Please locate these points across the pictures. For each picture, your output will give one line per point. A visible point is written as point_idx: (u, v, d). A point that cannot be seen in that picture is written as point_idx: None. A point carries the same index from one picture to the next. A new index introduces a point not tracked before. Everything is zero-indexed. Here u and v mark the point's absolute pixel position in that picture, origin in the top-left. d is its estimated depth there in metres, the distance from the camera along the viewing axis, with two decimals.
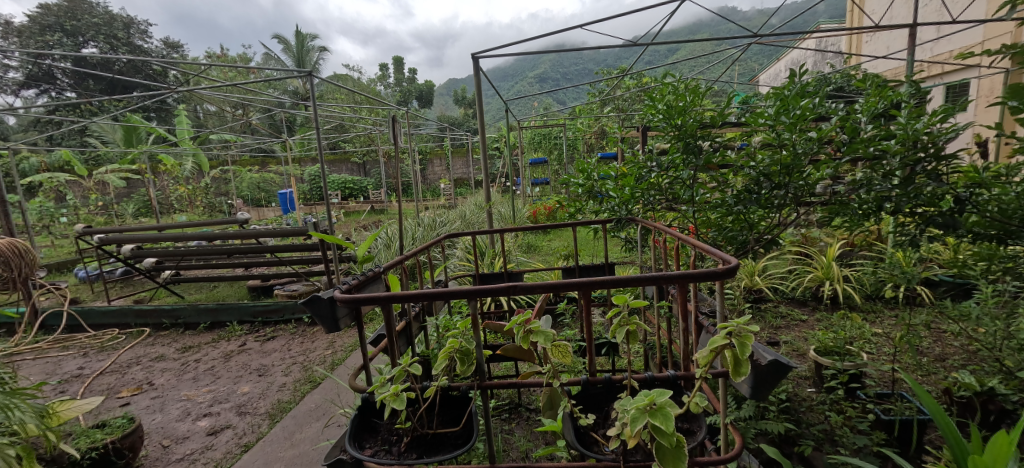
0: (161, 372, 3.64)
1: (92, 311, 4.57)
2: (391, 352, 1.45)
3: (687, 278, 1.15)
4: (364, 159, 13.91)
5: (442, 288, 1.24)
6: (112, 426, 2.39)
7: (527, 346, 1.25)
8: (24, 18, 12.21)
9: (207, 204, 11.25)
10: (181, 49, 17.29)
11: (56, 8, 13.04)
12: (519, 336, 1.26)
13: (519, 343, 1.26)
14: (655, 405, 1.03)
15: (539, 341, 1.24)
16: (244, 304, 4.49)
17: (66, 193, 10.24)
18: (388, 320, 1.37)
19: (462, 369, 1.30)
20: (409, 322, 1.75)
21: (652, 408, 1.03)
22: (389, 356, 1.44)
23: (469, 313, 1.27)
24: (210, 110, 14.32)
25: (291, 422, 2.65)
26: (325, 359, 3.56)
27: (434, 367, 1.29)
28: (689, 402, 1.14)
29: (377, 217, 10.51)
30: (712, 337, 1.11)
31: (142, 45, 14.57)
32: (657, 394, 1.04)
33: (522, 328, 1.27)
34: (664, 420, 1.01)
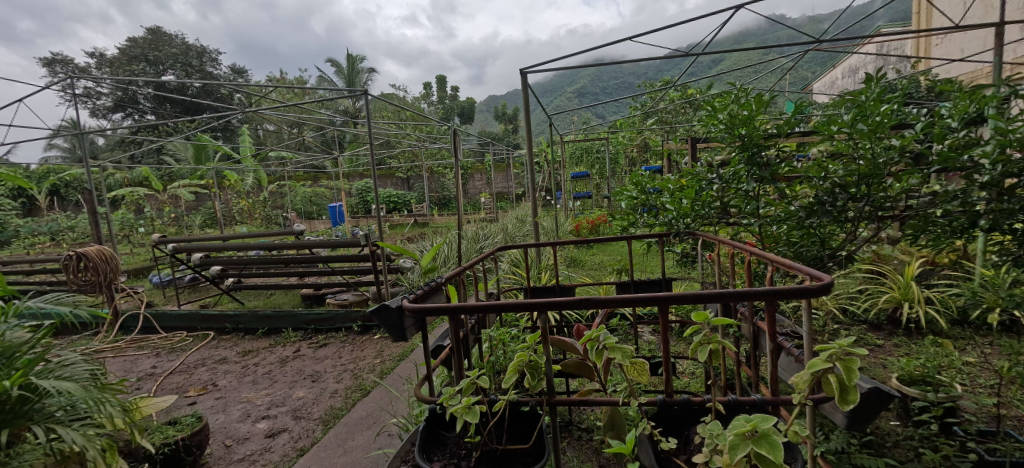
0: (224, 374, 3.85)
1: (165, 314, 4.93)
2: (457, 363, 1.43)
3: (773, 293, 1.07)
4: (409, 174, 14.30)
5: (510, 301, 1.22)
6: (183, 424, 2.54)
7: (601, 363, 1.21)
8: (115, 51, 13.68)
9: (265, 217, 11.95)
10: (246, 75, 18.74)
11: (142, 41, 14.51)
12: (593, 352, 1.22)
13: (592, 359, 1.22)
14: (758, 433, 0.96)
15: (615, 358, 1.20)
16: (298, 312, 4.69)
17: (144, 206, 11.24)
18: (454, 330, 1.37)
19: (532, 383, 1.28)
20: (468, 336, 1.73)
21: (754, 435, 0.95)
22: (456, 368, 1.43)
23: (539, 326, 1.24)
24: (270, 128, 15.35)
25: (344, 429, 2.70)
26: (374, 368, 3.64)
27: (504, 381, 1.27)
28: (788, 432, 1.03)
29: (421, 230, 10.78)
30: (810, 360, 1.01)
31: (213, 71, 15.89)
32: (759, 420, 0.96)
33: (595, 343, 1.22)
34: (771, 449, 0.93)
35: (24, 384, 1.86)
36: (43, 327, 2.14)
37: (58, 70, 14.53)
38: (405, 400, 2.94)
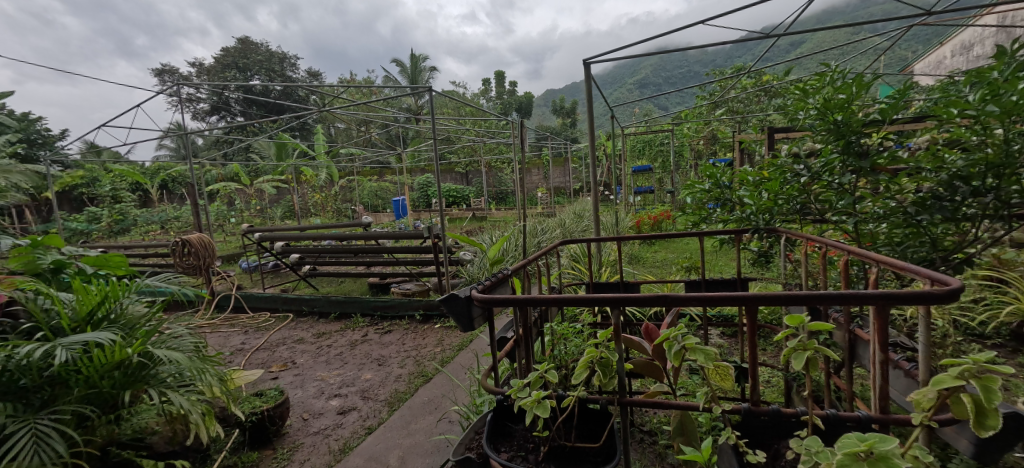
0: (301, 353, 4.14)
1: (252, 296, 5.40)
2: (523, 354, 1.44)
3: (884, 298, 0.95)
4: (468, 169, 14.56)
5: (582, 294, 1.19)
6: (267, 396, 2.77)
7: (679, 363, 1.15)
8: (211, 59, 15.14)
9: (336, 210, 12.71)
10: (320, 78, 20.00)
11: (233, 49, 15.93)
12: (671, 352, 1.16)
13: (669, 359, 1.17)
14: (873, 454, 0.86)
15: (696, 360, 1.13)
16: (366, 299, 4.93)
17: (234, 198, 12.37)
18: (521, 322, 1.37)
19: (603, 380, 1.25)
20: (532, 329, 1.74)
21: (869, 456, 0.86)
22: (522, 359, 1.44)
23: (612, 321, 1.21)
24: (341, 127, 16.28)
25: (407, 412, 2.80)
26: (435, 355, 3.74)
27: (574, 376, 1.25)
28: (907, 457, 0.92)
29: (480, 224, 10.95)
30: (937, 374, 0.89)
31: (293, 75, 17.12)
32: (876, 440, 0.86)
33: (674, 341, 1.16)
34: None
35: (142, 352, 2.09)
36: (157, 303, 2.39)
37: (165, 79, 16.32)
38: (466, 389, 2.99)
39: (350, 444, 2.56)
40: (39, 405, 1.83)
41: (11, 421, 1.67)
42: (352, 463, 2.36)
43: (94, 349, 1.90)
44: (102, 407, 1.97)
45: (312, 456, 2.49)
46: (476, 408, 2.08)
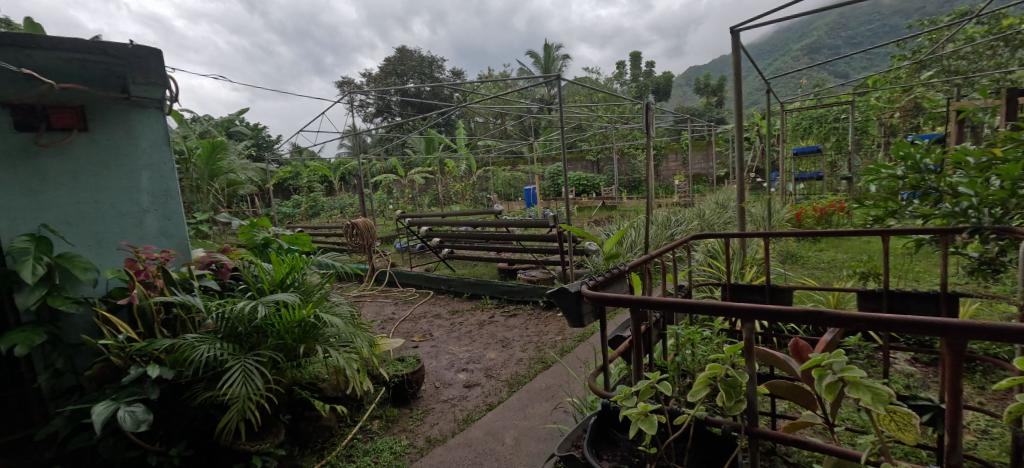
0: (437, 327, 4.55)
1: (402, 273, 6.13)
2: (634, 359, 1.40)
3: (963, 330, 0.78)
4: (598, 156, 14.25)
5: (710, 302, 1.06)
6: (407, 362, 3.11)
7: (834, 399, 0.98)
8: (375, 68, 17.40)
9: (473, 198, 13.57)
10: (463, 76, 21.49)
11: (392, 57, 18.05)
12: (824, 384, 1.00)
13: (820, 395, 1.00)
14: None
15: (863, 399, 0.97)
16: (494, 282, 5.19)
17: (391, 188, 14.09)
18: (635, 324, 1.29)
19: (728, 403, 1.14)
20: (651, 330, 1.64)
21: None
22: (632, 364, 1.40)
23: (745, 336, 1.08)
24: (479, 120, 17.31)
25: (525, 396, 2.88)
26: (556, 343, 3.76)
27: (691, 393, 1.17)
28: None
29: (610, 213, 10.66)
30: None
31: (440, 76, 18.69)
32: None
33: (832, 373, 1.00)
34: None
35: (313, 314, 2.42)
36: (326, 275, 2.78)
37: (342, 88, 19.30)
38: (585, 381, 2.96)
39: (473, 416, 2.73)
40: (248, 347, 2.23)
41: (230, 357, 2.07)
42: (473, 435, 2.50)
43: (282, 307, 2.26)
44: (289, 355, 2.32)
45: (440, 422, 2.71)
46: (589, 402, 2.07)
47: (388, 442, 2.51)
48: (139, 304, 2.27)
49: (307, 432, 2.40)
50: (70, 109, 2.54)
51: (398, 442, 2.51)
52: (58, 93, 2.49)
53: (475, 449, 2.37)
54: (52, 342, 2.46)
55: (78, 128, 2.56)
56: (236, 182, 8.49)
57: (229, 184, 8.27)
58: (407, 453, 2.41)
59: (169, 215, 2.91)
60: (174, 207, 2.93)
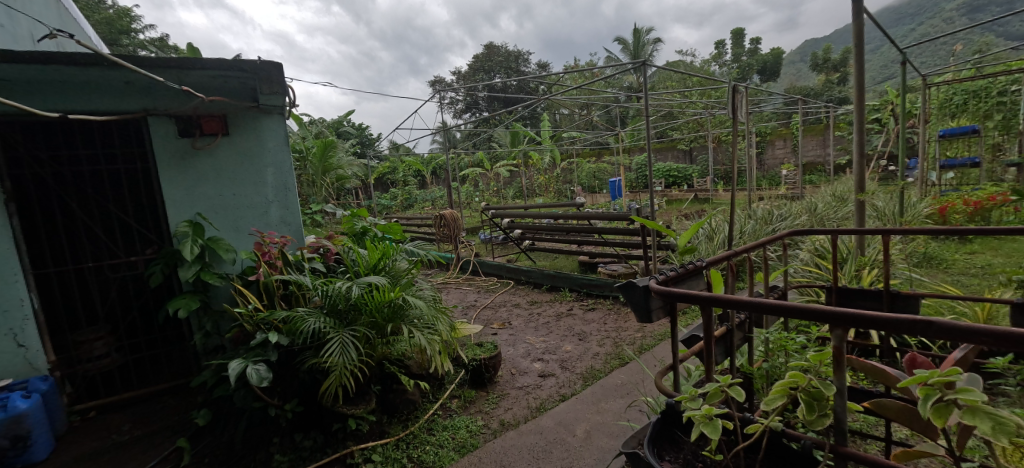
0: (516, 316, 4.72)
1: (485, 262, 6.45)
2: (705, 359, 1.38)
3: None
4: (692, 145, 13.44)
5: (789, 304, 1.04)
6: (486, 348, 3.30)
7: (942, 425, 0.90)
8: (464, 65, 18.09)
9: (557, 191, 13.59)
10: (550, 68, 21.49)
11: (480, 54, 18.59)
12: (929, 406, 0.92)
13: (928, 418, 0.93)
14: None
15: (974, 427, 0.87)
16: (574, 275, 5.23)
17: (478, 181, 14.62)
18: (707, 321, 1.32)
19: (807, 416, 1.09)
20: (733, 331, 1.59)
21: None
22: (703, 364, 1.39)
23: (833, 340, 1.05)
24: (565, 112, 17.24)
25: (599, 391, 2.90)
26: (634, 341, 3.71)
27: (765, 401, 1.15)
28: None
29: (703, 206, 10.06)
30: None
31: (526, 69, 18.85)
32: None
33: (939, 393, 0.92)
34: None
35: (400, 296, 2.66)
36: (413, 261, 3.03)
37: (435, 87, 20.36)
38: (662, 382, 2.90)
39: (546, 405, 2.81)
40: (346, 322, 2.52)
41: (331, 330, 2.36)
42: (545, 423, 2.59)
43: (374, 288, 2.51)
44: (380, 332, 2.58)
45: (514, 407, 2.85)
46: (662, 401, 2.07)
47: (464, 420, 2.70)
48: (263, 281, 2.70)
49: (395, 403, 2.66)
50: (217, 117, 3.11)
51: (474, 421, 2.69)
52: (207, 104, 3.05)
53: (546, 437, 2.46)
54: (204, 307, 3.11)
55: (222, 132, 3.13)
56: (343, 177, 9.45)
57: (337, 178, 9.23)
58: (481, 433, 2.58)
59: (287, 205, 3.41)
60: (292, 199, 3.41)
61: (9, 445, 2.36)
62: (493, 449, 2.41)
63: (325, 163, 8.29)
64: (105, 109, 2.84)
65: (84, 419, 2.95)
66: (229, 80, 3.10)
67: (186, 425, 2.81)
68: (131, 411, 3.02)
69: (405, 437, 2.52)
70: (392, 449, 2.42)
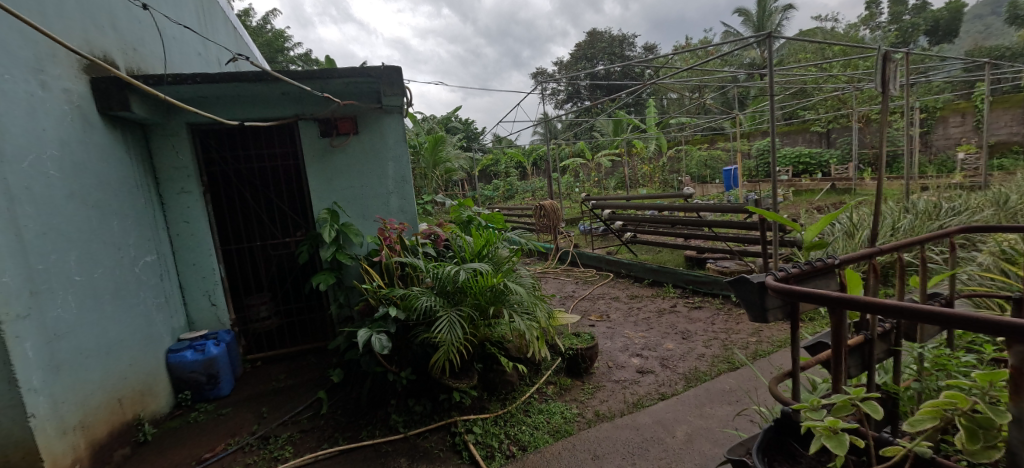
0: (615, 310, 4.66)
1: (584, 254, 6.46)
2: (833, 370, 1.27)
3: None
4: (828, 127, 11.78)
5: (943, 311, 0.90)
6: (583, 338, 3.34)
7: None
8: (567, 54, 17.95)
9: (663, 181, 12.92)
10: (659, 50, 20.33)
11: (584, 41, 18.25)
12: None
13: None
14: None
15: None
16: (679, 271, 4.99)
17: (579, 172, 14.50)
18: (839, 326, 1.22)
19: (963, 442, 1.01)
20: (872, 341, 1.38)
21: None
22: (831, 375, 1.27)
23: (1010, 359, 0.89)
24: (674, 96, 16.24)
25: (703, 394, 2.78)
26: (746, 345, 3.44)
27: (910, 421, 1.08)
28: None
29: (839, 198, 8.81)
30: None
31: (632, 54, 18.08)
32: None
33: None
34: None
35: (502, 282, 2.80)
36: (515, 249, 3.14)
37: (538, 79, 20.53)
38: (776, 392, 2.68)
39: (644, 402, 2.77)
40: (452, 302, 2.72)
41: (440, 309, 2.58)
42: (642, 420, 2.56)
43: (479, 273, 2.68)
44: (484, 314, 2.74)
45: (610, 399, 2.85)
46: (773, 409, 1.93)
47: (560, 406, 2.78)
48: (385, 262, 3.05)
49: (494, 382, 2.84)
50: (350, 118, 3.61)
51: (569, 408, 2.76)
52: (343, 107, 3.57)
53: (642, 434, 2.43)
54: (338, 282, 3.61)
55: (354, 132, 3.62)
56: (451, 169, 10.08)
57: (446, 171, 9.88)
58: (576, 420, 2.64)
59: (404, 196, 3.79)
60: (408, 190, 3.78)
61: (205, 379, 3.16)
62: (588, 438, 2.45)
63: (436, 157, 8.91)
64: (269, 116, 3.50)
65: (252, 369, 3.63)
66: (359, 85, 3.47)
67: (324, 382, 3.32)
68: (284, 367, 3.65)
69: (503, 415, 2.68)
70: (491, 425, 2.59)
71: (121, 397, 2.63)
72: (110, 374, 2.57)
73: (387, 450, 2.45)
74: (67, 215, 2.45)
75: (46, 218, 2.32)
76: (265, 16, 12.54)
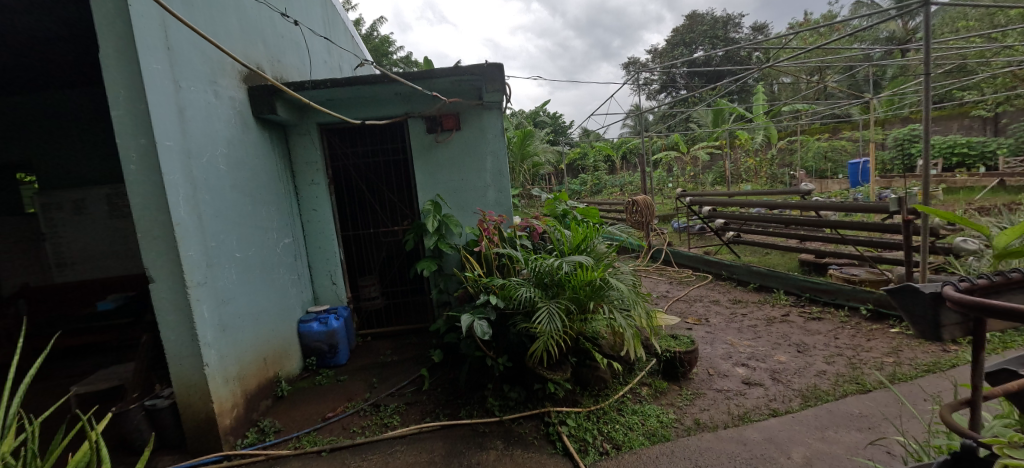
0: (715, 314, 4.35)
1: (680, 253, 6.15)
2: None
3: None
4: (996, 110, 9.73)
5: None
6: (681, 341, 3.18)
7: None
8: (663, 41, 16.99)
9: (771, 176, 11.71)
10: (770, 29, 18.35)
11: (682, 26, 17.12)
12: None
13: None
14: None
15: None
16: (792, 276, 4.51)
17: (673, 165, 13.71)
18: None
19: None
20: None
21: None
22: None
23: None
24: (787, 81, 14.60)
25: (825, 416, 2.48)
26: (881, 366, 3.00)
27: None
28: None
29: (1010, 197, 7.25)
30: None
31: (736, 36, 16.52)
32: None
33: None
34: None
35: (602, 277, 2.75)
36: (613, 246, 3.07)
37: (630, 69, 19.72)
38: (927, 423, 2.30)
39: (751, 416, 2.56)
40: (550, 295, 2.74)
41: (539, 300, 2.62)
42: (750, 435, 2.37)
43: (579, 268, 2.66)
44: (581, 309, 2.73)
45: (712, 408, 2.68)
46: (933, 439, 1.58)
47: (655, 409, 2.68)
48: (485, 252, 3.18)
49: (587, 377, 2.81)
50: (453, 115, 3.79)
51: (666, 413, 2.65)
52: (448, 104, 3.76)
53: (751, 450, 2.25)
54: (439, 269, 3.83)
55: (456, 128, 3.80)
56: (539, 163, 10.09)
57: (533, 165, 9.92)
58: (674, 426, 2.52)
59: (500, 189, 3.91)
60: (505, 183, 3.90)
61: (327, 348, 3.56)
62: (687, 446, 2.34)
63: (524, 151, 8.98)
64: (384, 114, 3.81)
65: (363, 343, 4.01)
66: (464, 83, 3.60)
67: (426, 360, 3.56)
68: (392, 344, 3.97)
69: (596, 411, 2.65)
70: (584, 419, 2.58)
71: (265, 358, 3.06)
72: (259, 337, 3.01)
73: (484, 431, 2.57)
74: (233, 202, 2.91)
75: (218, 204, 2.77)
76: (370, 24, 13.52)
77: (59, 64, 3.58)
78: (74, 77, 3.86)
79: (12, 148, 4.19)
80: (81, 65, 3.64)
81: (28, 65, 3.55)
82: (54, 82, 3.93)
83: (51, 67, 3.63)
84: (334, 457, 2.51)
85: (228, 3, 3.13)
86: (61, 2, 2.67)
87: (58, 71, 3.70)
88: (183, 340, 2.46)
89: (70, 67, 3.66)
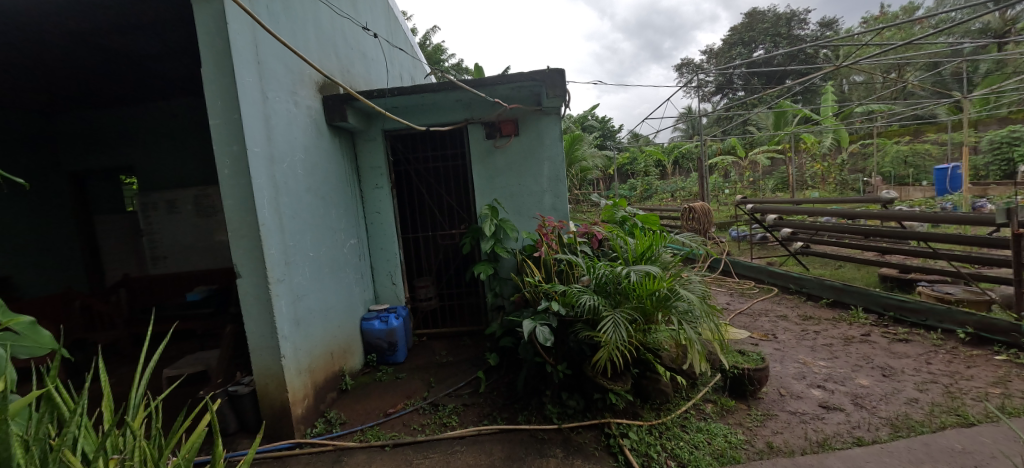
0: (783, 330, 4.08)
1: (741, 263, 5.88)
2: None
3: None
4: None
5: None
6: (750, 357, 3.00)
7: None
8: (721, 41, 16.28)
9: (841, 181, 10.85)
10: (839, 25, 17.14)
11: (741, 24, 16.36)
12: None
13: None
14: None
15: None
16: (873, 292, 4.12)
17: (731, 171, 13.06)
18: None
19: None
20: None
21: None
22: None
23: None
24: (860, 80, 13.53)
25: (920, 449, 2.25)
26: (985, 397, 2.69)
27: None
28: None
29: None
30: None
31: (801, 33, 15.51)
32: None
33: None
34: None
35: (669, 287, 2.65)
36: (678, 254, 2.96)
37: (683, 71, 19.05)
38: None
39: (832, 443, 2.37)
40: (613, 303, 2.69)
41: (603, 309, 2.57)
42: (832, 464, 2.20)
43: (645, 277, 2.58)
44: (645, 319, 2.64)
45: (787, 432, 2.51)
46: None
47: (722, 428, 2.54)
48: (544, 258, 3.20)
49: (648, 389, 2.71)
50: (512, 120, 3.82)
51: (734, 433, 2.51)
52: (508, 110, 3.80)
53: None
54: (496, 273, 3.86)
55: (515, 133, 3.83)
56: (587, 169, 9.93)
57: (582, 170, 9.77)
58: (744, 448, 2.39)
59: (558, 194, 3.88)
60: (562, 188, 3.88)
61: (387, 345, 3.69)
62: None
63: (573, 156, 8.88)
64: (447, 121, 3.92)
65: (421, 343, 4.11)
66: (524, 89, 3.62)
67: (481, 363, 3.59)
68: (449, 344, 4.05)
69: (658, 425, 2.56)
70: (646, 433, 2.50)
71: (333, 352, 3.23)
72: (327, 332, 3.18)
73: (543, 437, 2.55)
74: (309, 204, 3.10)
75: (297, 206, 2.96)
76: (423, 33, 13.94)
77: (158, 77, 3.97)
78: (169, 89, 4.25)
79: (117, 154, 4.67)
80: (177, 78, 4.01)
81: (134, 79, 3.95)
82: (152, 94, 4.35)
83: (152, 81, 4.03)
84: (397, 452, 2.59)
85: (308, 18, 3.36)
86: (171, 21, 2.96)
87: (157, 84, 4.10)
88: (266, 333, 2.64)
89: (167, 80, 4.04)
